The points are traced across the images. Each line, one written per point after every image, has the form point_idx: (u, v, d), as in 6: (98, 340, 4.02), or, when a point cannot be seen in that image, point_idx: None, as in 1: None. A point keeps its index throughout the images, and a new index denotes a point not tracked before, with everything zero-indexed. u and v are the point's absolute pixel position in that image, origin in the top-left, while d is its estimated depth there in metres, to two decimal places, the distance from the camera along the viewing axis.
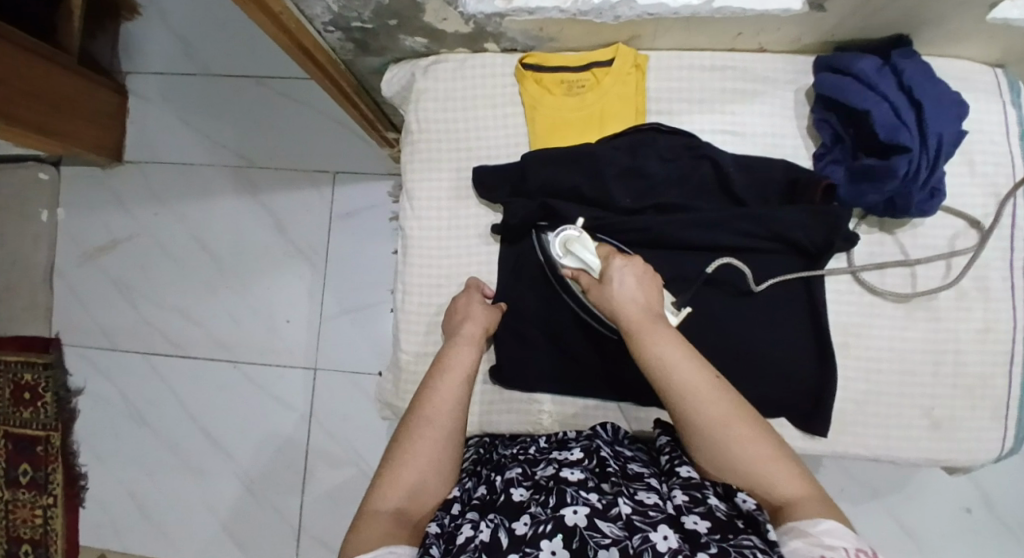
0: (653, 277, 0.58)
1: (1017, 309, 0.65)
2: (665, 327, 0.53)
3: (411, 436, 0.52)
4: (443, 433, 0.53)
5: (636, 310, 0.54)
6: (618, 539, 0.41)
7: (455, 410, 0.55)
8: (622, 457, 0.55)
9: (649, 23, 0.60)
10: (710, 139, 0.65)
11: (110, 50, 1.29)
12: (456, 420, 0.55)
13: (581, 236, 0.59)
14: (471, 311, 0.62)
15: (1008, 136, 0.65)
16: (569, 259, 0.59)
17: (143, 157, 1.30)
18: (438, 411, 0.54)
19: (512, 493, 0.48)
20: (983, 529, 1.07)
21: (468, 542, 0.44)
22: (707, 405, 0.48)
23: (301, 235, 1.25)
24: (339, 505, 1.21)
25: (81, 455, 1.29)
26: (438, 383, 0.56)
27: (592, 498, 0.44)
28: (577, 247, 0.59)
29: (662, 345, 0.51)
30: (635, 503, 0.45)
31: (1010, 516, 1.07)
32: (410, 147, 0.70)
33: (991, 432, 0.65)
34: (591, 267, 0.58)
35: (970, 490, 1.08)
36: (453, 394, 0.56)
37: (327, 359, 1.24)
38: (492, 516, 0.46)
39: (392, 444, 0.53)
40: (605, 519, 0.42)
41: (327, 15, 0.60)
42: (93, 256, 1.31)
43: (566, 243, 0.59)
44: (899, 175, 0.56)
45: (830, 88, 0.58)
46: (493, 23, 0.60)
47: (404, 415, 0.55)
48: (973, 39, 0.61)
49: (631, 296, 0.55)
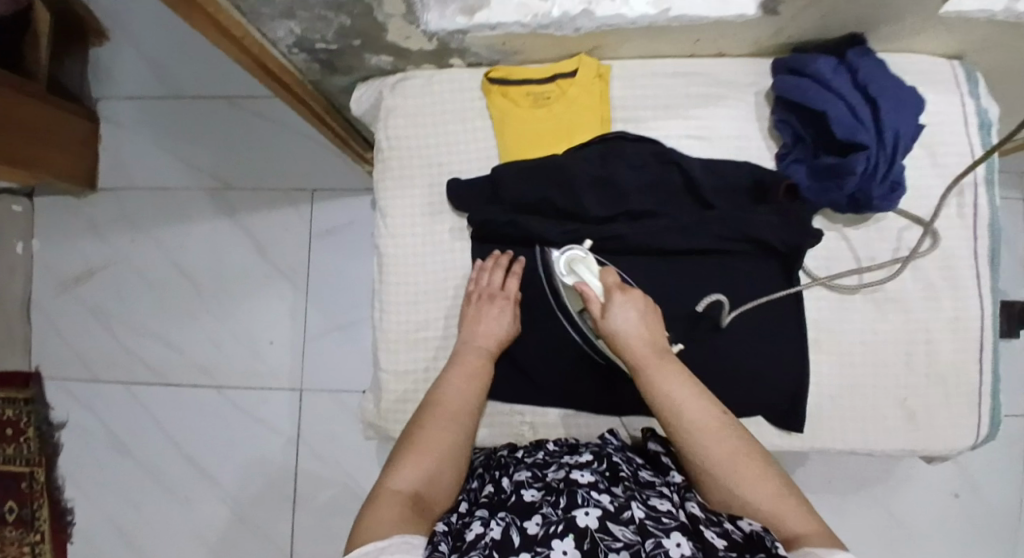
0: (655, 312, 0.58)
1: (983, 298, 0.66)
2: (672, 363, 0.55)
3: (428, 423, 0.56)
4: (455, 421, 0.57)
5: (642, 347, 0.55)
6: (630, 543, 0.42)
7: (463, 402, 0.59)
8: (633, 463, 0.57)
9: (610, 34, 0.61)
10: (676, 145, 0.66)
11: (81, 76, 1.28)
12: (468, 413, 0.58)
13: (586, 255, 0.60)
14: (485, 322, 0.63)
15: (966, 127, 0.67)
16: (572, 279, 0.59)
17: (118, 184, 1.29)
18: (447, 403, 0.58)
19: (523, 493, 0.50)
20: (970, 514, 1.09)
21: (478, 539, 0.45)
22: (712, 444, 0.51)
23: (281, 254, 1.25)
24: (330, 527, 1.20)
25: (66, 490, 1.26)
26: (448, 378, 0.60)
27: (603, 502, 0.45)
28: (581, 268, 0.59)
29: (669, 383, 0.53)
30: (648, 507, 0.46)
31: (997, 499, 1.09)
32: (381, 164, 0.69)
33: (965, 418, 0.67)
34: (595, 288, 0.58)
35: (957, 476, 1.10)
36: (468, 389, 0.60)
37: (312, 378, 1.23)
38: (503, 516, 0.47)
39: (407, 433, 0.56)
40: (617, 522, 0.43)
41: (290, 38, 0.61)
42: (69, 287, 1.29)
43: (569, 263, 0.60)
44: (857, 172, 0.57)
45: (789, 90, 0.59)
46: (457, 39, 0.61)
47: (419, 407, 0.58)
48: (924, 36, 0.63)
49: (637, 335, 0.55)
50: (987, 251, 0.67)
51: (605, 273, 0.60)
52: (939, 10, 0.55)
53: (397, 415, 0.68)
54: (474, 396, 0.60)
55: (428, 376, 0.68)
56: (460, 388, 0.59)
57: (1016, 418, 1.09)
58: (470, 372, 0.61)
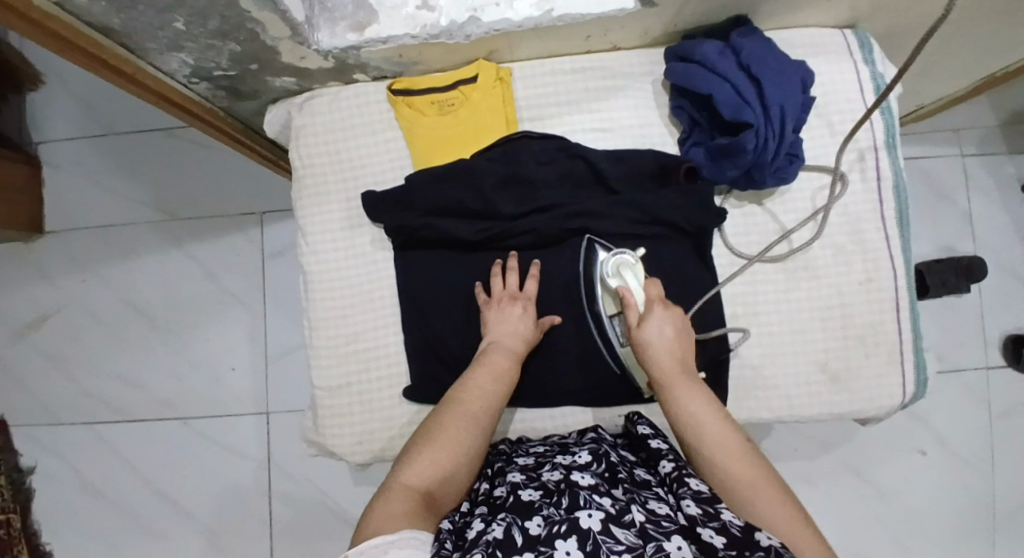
0: (691, 337, 0.59)
1: (894, 257, 0.68)
2: (700, 385, 0.54)
3: (446, 421, 0.53)
4: (477, 422, 0.54)
5: (670, 363, 0.56)
6: (633, 545, 0.40)
7: (486, 405, 0.56)
8: (627, 462, 0.57)
9: (501, 37, 0.62)
10: (581, 139, 0.68)
11: (17, 121, 1.26)
12: (490, 414, 0.55)
13: (636, 261, 0.61)
14: (505, 323, 0.61)
15: (861, 93, 0.68)
16: (616, 280, 0.61)
17: (64, 225, 1.27)
18: (467, 404, 0.55)
19: (521, 494, 0.49)
20: (936, 469, 1.11)
21: (480, 537, 0.43)
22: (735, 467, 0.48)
23: (235, 281, 1.24)
24: (310, 547, 1.19)
25: (43, 535, 1.25)
26: (472, 378, 0.57)
27: (606, 505, 0.44)
28: (628, 273, 0.61)
29: (693, 399, 0.53)
30: (647, 511, 0.45)
31: (960, 451, 1.11)
32: (298, 183, 0.70)
33: (889, 378, 0.68)
34: (637, 294, 0.60)
35: (919, 432, 1.12)
36: (492, 390, 0.57)
37: (278, 400, 1.22)
38: (503, 516, 0.45)
39: (426, 425, 0.54)
40: (619, 524, 0.42)
41: (186, 68, 0.61)
42: (25, 333, 1.28)
43: (619, 265, 0.61)
44: (749, 150, 0.59)
45: (680, 77, 0.61)
46: (352, 55, 0.62)
47: (441, 401, 0.56)
48: (809, 10, 0.64)
49: (670, 346, 0.57)
50: (894, 212, 0.68)
51: (649, 283, 0.61)
52: None
53: (336, 428, 0.69)
54: (499, 399, 0.57)
55: (361, 388, 0.69)
56: (484, 386, 0.57)
57: (971, 370, 1.11)
58: (497, 371, 0.58)
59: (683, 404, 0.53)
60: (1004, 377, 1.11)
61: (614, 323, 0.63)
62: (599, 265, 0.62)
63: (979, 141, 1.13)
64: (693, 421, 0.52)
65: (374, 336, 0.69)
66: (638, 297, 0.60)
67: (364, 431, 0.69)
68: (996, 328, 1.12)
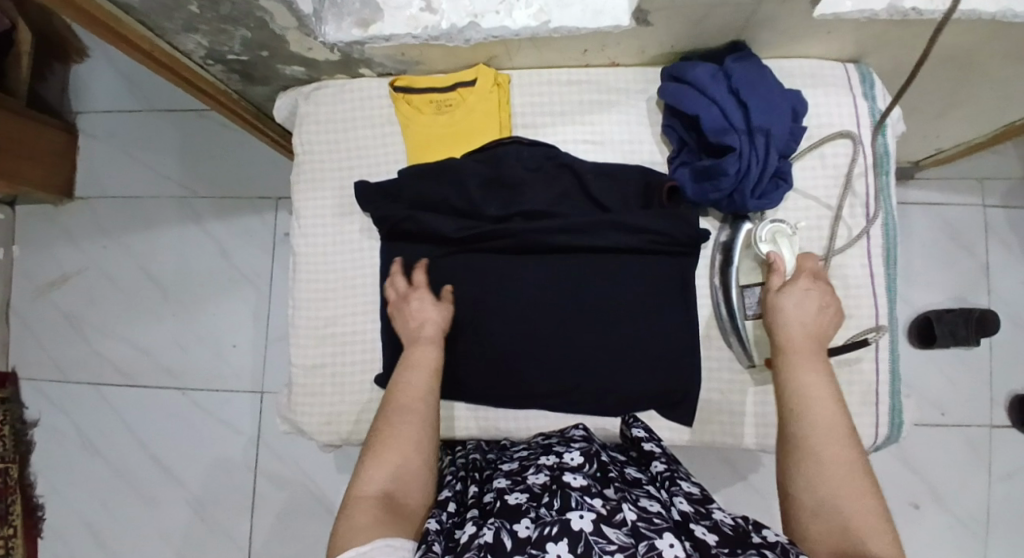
0: (831, 309, 0.59)
1: (877, 296, 0.67)
2: (824, 363, 0.57)
3: (391, 424, 0.57)
4: (415, 414, 0.57)
5: (800, 334, 0.58)
6: (625, 546, 0.41)
7: (422, 395, 0.59)
8: (617, 462, 0.59)
9: (500, 44, 0.64)
10: (572, 150, 0.69)
11: (60, 91, 1.32)
12: (427, 401, 0.59)
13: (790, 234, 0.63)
14: (422, 314, 0.64)
15: (858, 127, 0.68)
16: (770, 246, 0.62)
17: (93, 192, 1.33)
18: (406, 399, 0.58)
19: (508, 499, 0.49)
20: (926, 522, 1.07)
21: (472, 540, 0.44)
22: (823, 453, 0.52)
23: (245, 261, 1.27)
24: (288, 526, 1.21)
25: (38, 485, 1.30)
26: (405, 375, 0.60)
27: (597, 505, 0.45)
28: (783, 241, 0.62)
29: (807, 379, 0.56)
30: (639, 509, 0.46)
31: (953, 507, 1.07)
32: (297, 168, 0.73)
33: (862, 418, 0.67)
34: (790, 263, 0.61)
35: (912, 482, 1.08)
36: (423, 378, 0.60)
37: (273, 380, 1.25)
38: (492, 520, 0.46)
39: (374, 432, 0.57)
40: (611, 525, 0.43)
41: (201, 50, 0.65)
42: (46, 290, 1.34)
43: (774, 232, 0.62)
44: (730, 174, 0.60)
45: (670, 96, 0.62)
46: (356, 50, 0.64)
47: (381, 405, 0.59)
48: (811, 41, 0.65)
49: (807, 321, 0.58)
50: (881, 251, 0.68)
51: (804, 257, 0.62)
52: (810, 14, 0.57)
53: (307, 407, 0.72)
54: (427, 384, 0.60)
55: (335, 369, 0.71)
56: (415, 376, 0.60)
57: (972, 427, 1.08)
58: (419, 362, 0.61)
59: (801, 378, 0.56)
60: (1006, 436, 1.07)
61: (747, 295, 0.64)
62: (748, 232, 0.64)
63: (1001, 193, 1.11)
64: (806, 395, 0.55)
65: (352, 321, 0.71)
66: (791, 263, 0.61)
67: (333, 412, 0.71)
68: (1003, 386, 1.08)
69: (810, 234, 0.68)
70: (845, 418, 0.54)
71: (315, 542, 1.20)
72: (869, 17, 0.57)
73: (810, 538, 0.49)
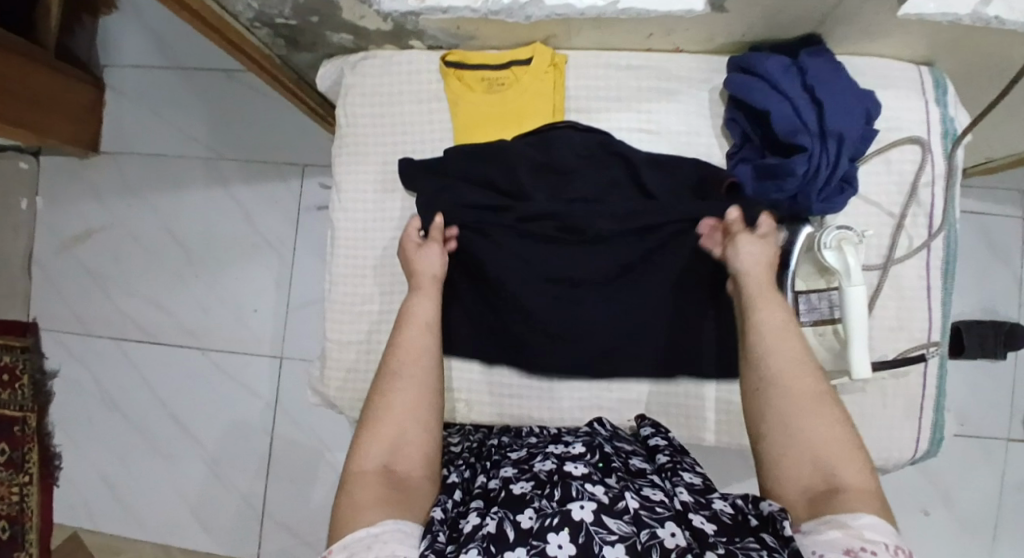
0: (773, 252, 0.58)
1: (932, 310, 0.65)
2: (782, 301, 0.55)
3: (384, 391, 0.54)
4: (408, 378, 0.55)
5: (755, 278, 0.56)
6: (625, 535, 0.41)
7: (414, 354, 0.57)
8: (622, 452, 0.56)
9: (561, 23, 0.61)
10: (625, 138, 0.67)
11: (89, 43, 1.30)
12: (426, 365, 0.57)
13: (858, 241, 0.59)
14: (414, 264, 0.63)
15: (927, 133, 0.65)
16: (833, 251, 0.59)
17: (118, 148, 1.31)
18: (399, 361, 0.57)
19: (512, 487, 0.48)
20: (944, 533, 1.06)
21: (475, 532, 0.44)
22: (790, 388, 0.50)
23: (268, 227, 1.25)
24: (302, 492, 1.22)
25: (57, 436, 1.32)
26: (399, 334, 0.59)
27: (598, 494, 0.44)
28: (848, 250, 0.58)
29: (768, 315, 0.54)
30: (642, 498, 0.45)
31: (974, 520, 1.06)
32: (340, 140, 0.72)
33: (902, 431, 0.66)
34: (847, 272, 0.58)
35: (934, 492, 1.07)
36: (421, 342, 0.58)
37: (293, 348, 1.24)
38: (495, 510, 0.45)
39: (370, 401, 0.55)
40: (613, 514, 0.42)
41: (250, 12, 0.63)
42: (68, 244, 1.33)
43: (839, 237, 0.59)
44: (797, 173, 0.58)
45: (738, 88, 0.60)
46: (410, 20, 0.61)
47: (377, 372, 0.57)
48: (891, 39, 0.61)
49: (759, 266, 0.57)
50: (940, 263, 0.65)
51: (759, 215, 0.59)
52: (894, 11, 0.52)
53: (340, 384, 0.71)
54: (419, 338, 0.58)
55: (370, 347, 0.70)
56: (414, 340, 0.58)
57: (996, 441, 1.06)
58: (413, 318, 0.59)
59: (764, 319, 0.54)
60: None
61: (802, 300, 0.63)
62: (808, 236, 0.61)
63: None
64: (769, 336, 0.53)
65: (389, 300, 0.70)
66: (854, 273, 0.58)
67: (365, 390, 0.71)
68: None
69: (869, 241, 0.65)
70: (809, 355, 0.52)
71: (326, 509, 1.20)
72: (952, 20, 0.53)
73: (780, 484, 0.48)
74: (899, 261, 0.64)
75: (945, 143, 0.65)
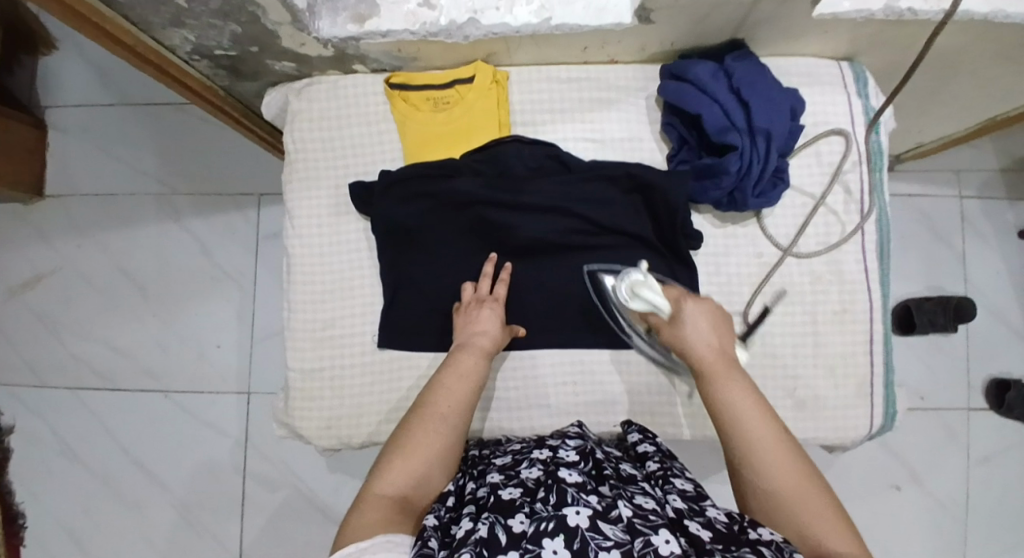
0: (723, 318, 0.60)
1: (871, 291, 0.68)
2: (740, 376, 0.55)
3: (418, 426, 0.54)
4: (451, 424, 0.55)
5: (708, 350, 0.57)
6: (621, 541, 0.39)
7: (460, 405, 0.56)
8: (612, 458, 0.56)
9: (499, 41, 0.62)
10: (571, 148, 0.69)
11: (28, 86, 1.26)
12: (461, 415, 0.56)
13: (646, 277, 0.60)
14: (479, 324, 0.63)
15: (853, 125, 0.68)
16: (638, 302, 0.60)
17: (66, 189, 1.27)
18: (442, 404, 0.56)
19: (501, 494, 0.47)
20: (912, 506, 1.09)
21: (467, 536, 0.42)
22: (764, 453, 0.49)
23: (227, 259, 1.23)
24: (279, 528, 1.18)
25: (16, 494, 1.25)
26: (447, 380, 0.58)
27: (592, 501, 0.42)
28: (644, 291, 0.59)
29: (732, 388, 0.54)
30: (635, 506, 0.44)
31: (938, 491, 1.09)
32: (290, 166, 0.72)
33: (857, 408, 0.68)
34: (660, 310, 0.59)
35: (898, 467, 1.10)
36: (461, 391, 0.57)
37: (260, 381, 1.21)
38: (487, 515, 0.44)
39: (399, 430, 0.55)
40: (607, 521, 0.41)
41: (188, 44, 0.63)
42: (18, 292, 1.28)
43: (633, 287, 0.60)
44: (731, 172, 0.61)
45: (671, 95, 0.62)
46: (351, 45, 0.62)
47: (412, 408, 0.56)
48: (808, 39, 0.65)
49: (707, 336, 0.57)
50: (875, 246, 0.69)
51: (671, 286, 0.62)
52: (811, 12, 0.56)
53: (306, 413, 0.71)
54: (470, 395, 0.58)
55: (334, 373, 0.70)
56: (452, 389, 0.57)
57: (952, 412, 1.10)
58: (466, 370, 0.59)
59: (728, 398, 0.53)
60: (984, 421, 1.09)
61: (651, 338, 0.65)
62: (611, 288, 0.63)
63: (976, 185, 1.12)
64: (733, 412, 0.52)
65: (351, 322, 0.70)
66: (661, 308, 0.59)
67: (332, 417, 0.70)
68: (980, 371, 1.10)
69: (805, 233, 0.69)
70: (774, 421, 0.52)
71: (305, 541, 1.17)
72: (866, 16, 0.57)
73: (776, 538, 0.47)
74: (836, 247, 0.68)
75: (873, 135, 0.69)
